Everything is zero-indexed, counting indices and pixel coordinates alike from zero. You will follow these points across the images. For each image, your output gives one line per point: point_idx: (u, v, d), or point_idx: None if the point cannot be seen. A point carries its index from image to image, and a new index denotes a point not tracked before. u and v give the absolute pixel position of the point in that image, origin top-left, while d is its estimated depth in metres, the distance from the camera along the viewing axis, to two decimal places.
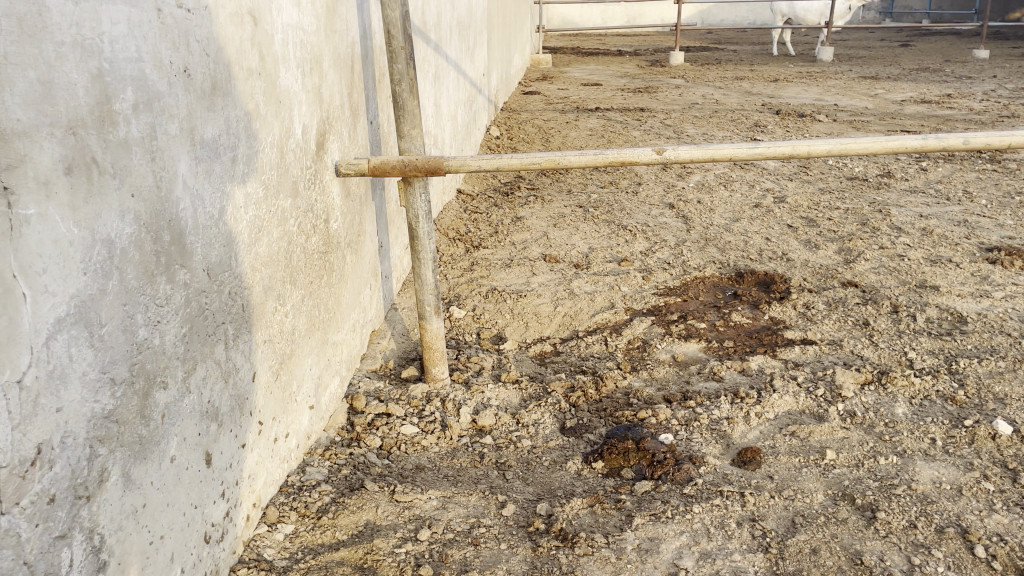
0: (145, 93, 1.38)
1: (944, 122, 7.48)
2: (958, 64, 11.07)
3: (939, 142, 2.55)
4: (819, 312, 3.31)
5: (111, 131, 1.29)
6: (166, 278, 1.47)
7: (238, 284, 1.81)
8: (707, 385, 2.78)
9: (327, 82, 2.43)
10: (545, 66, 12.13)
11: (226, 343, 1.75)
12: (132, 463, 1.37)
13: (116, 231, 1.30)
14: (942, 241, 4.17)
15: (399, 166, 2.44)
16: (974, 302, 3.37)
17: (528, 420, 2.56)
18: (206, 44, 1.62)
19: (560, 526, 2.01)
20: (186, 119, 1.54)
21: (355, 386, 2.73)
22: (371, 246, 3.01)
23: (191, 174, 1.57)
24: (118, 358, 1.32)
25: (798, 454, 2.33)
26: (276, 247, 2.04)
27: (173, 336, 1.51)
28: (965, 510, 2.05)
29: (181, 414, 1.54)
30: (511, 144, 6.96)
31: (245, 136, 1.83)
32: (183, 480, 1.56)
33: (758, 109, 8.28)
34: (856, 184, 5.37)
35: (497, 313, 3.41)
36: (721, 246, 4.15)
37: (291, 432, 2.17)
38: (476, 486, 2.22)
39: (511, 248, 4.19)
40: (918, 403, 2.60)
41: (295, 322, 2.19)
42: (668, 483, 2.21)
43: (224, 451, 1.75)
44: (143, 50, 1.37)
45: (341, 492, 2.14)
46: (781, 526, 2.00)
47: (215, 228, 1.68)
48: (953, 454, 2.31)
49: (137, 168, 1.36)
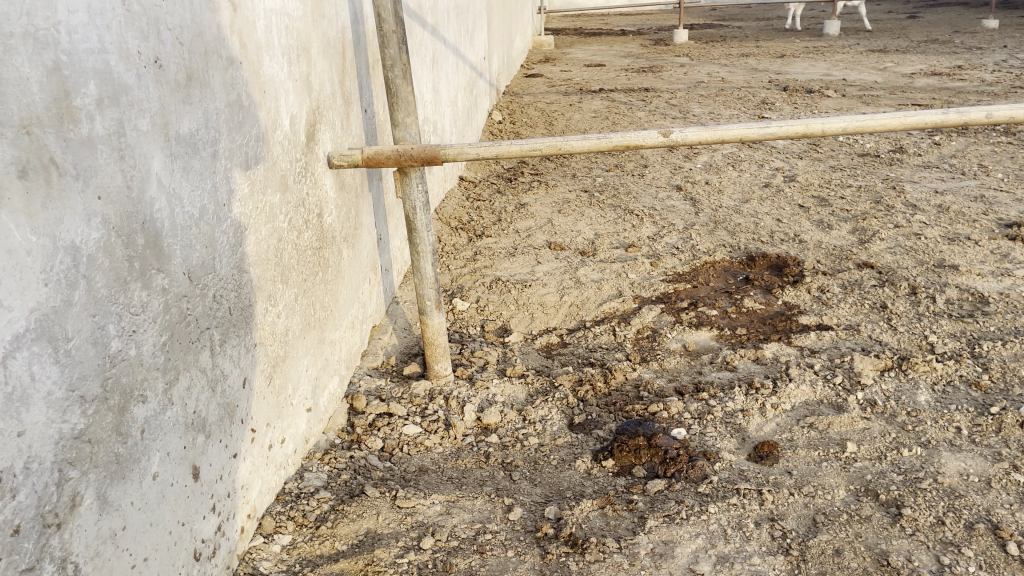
0: (109, 86, 1.27)
1: (957, 94, 7.30)
2: (968, 34, 10.84)
3: (959, 116, 2.39)
4: (835, 296, 3.20)
5: (72, 129, 1.19)
6: (141, 284, 1.38)
7: (224, 286, 1.71)
8: (720, 376, 2.68)
9: (316, 69, 2.32)
10: (547, 48, 11.96)
11: (211, 349, 1.66)
12: (108, 484, 1.28)
13: (82, 236, 1.21)
14: (960, 218, 4.04)
15: (394, 156, 2.34)
16: (996, 282, 3.25)
17: (535, 417, 2.47)
18: (179, 32, 1.51)
19: (569, 531, 1.92)
20: (159, 114, 1.44)
21: (356, 384, 2.65)
22: (369, 238, 2.91)
23: (167, 171, 1.46)
24: (89, 374, 1.23)
25: (817, 447, 2.23)
26: (264, 245, 1.94)
27: (152, 345, 1.41)
28: (995, 504, 1.95)
29: (163, 427, 1.45)
30: (513, 127, 6.84)
31: (226, 129, 1.73)
32: (168, 498, 1.47)
33: (765, 86, 8.12)
34: (868, 161, 5.25)
35: (501, 304, 3.31)
36: (731, 228, 4.04)
37: (288, 436, 2.08)
38: (481, 489, 2.12)
39: (516, 236, 4.08)
40: (941, 390, 2.50)
41: (288, 322, 2.10)
42: (682, 481, 2.11)
43: (212, 463, 1.66)
44: (106, 40, 1.27)
45: (340, 499, 2.05)
46: (802, 526, 1.91)
47: (196, 229, 1.58)
48: (980, 443, 2.21)
49: (103, 167, 1.26)
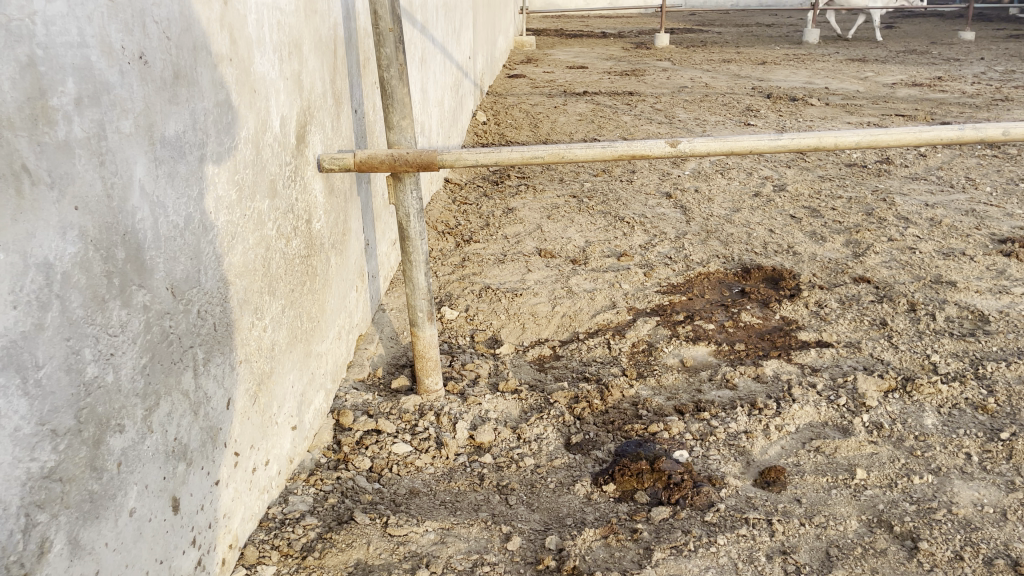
0: (89, 84, 1.15)
1: (939, 105, 7.32)
2: (945, 46, 10.90)
3: (977, 132, 2.31)
4: (833, 311, 3.13)
5: (47, 132, 1.06)
6: (121, 301, 1.25)
7: (209, 300, 1.59)
8: (721, 394, 2.59)
9: (307, 68, 2.20)
10: (528, 48, 11.84)
11: (194, 370, 1.53)
12: (80, 526, 1.16)
13: (56, 252, 1.08)
14: (952, 232, 4.00)
15: (388, 160, 2.22)
16: (994, 300, 3.20)
17: (530, 436, 2.36)
18: (166, 26, 1.39)
19: (572, 564, 1.82)
20: (143, 114, 1.31)
21: (343, 398, 2.52)
22: (356, 243, 2.79)
23: (151, 178, 1.34)
24: (61, 405, 1.11)
25: (825, 473, 2.15)
26: (252, 256, 1.82)
27: (130, 370, 1.28)
28: (1013, 538, 1.88)
29: (142, 459, 1.33)
30: (498, 129, 6.72)
31: (214, 131, 1.60)
32: (146, 535, 1.35)
33: (749, 92, 8.09)
34: (856, 171, 5.20)
35: (491, 314, 3.20)
36: (724, 238, 3.96)
37: (272, 458, 1.96)
38: (477, 515, 2.01)
39: (504, 242, 3.97)
40: (947, 413, 2.43)
41: (275, 335, 1.98)
42: (687, 508, 2.02)
43: (194, 493, 1.53)
44: (88, 32, 1.14)
45: (328, 526, 1.93)
46: (815, 560, 1.82)
47: (180, 240, 1.46)
48: (992, 472, 2.14)
49: (81, 174, 1.14)
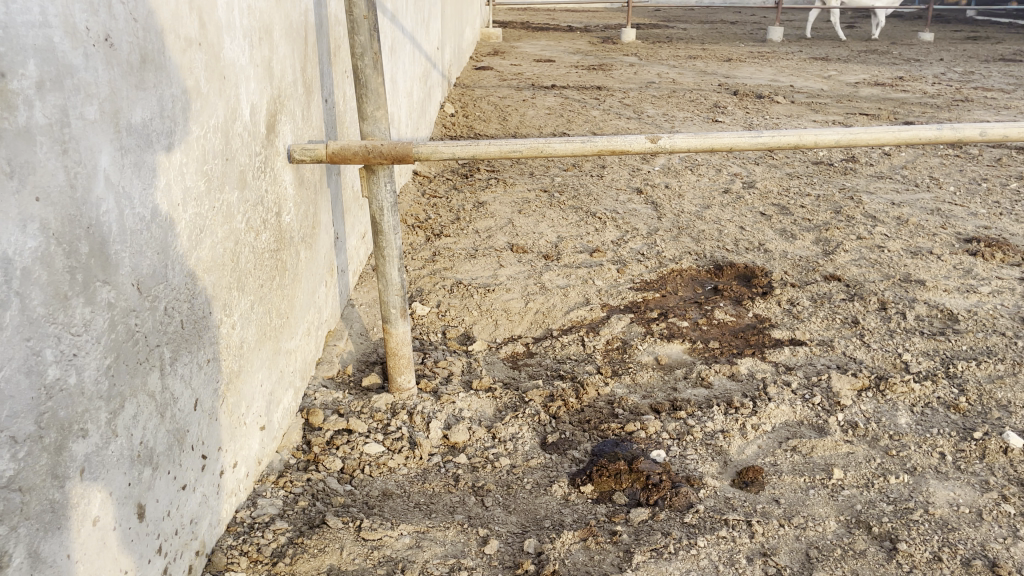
0: (52, 66, 1.07)
1: (901, 104, 7.41)
2: (906, 47, 11.06)
3: (955, 132, 2.30)
4: (805, 309, 3.13)
5: (7, 118, 0.99)
6: (85, 299, 1.18)
7: (177, 296, 1.52)
8: (697, 393, 2.57)
9: (277, 55, 2.12)
10: (495, 41, 11.76)
11: (161, 370, 1.46)
12: (41, 538, 1.09)
13: (16, 246, 1.01)
14: (919, 231, 4.03)
15: (363, 152, 2.15)
16: (962, 299, 3.22)
17: (505, 435, 2.31)
18: (134, 6, 1.31)
19: (552, 568, 1.78)
20: (108, 100, 1.23)
21: (313, 395, 2.45)
22: (326, 237, 2.71)
23: (116, 168, 1.26)
24: (21, 411, 1.04)
25: (803, 473, 2.14)
26: (220, 249, 1.74)
27: (94, 371, 1.21)
28: (989, 538, 1.89)
29: (106, 464, 1.26)
30: (466, 122, 6.66)
31: (182, 119, 1.52)
32: (110, 544, 1.28)
33: (715, 89, 8.12)
34: (823, 169, 5.24)
35: (463, 310, 3.15)
36: (696, 235, 3.95)
37: (240, 460, 1.89)
38: (452, 518, 1.96)
39: (475, 237, 3.92)
40: (920, 412, 2.44)
41: (243, 333, 1.91)
42: (666, 510, 1.99)
43: (160, 498, 1.46)
44: (50, 12, 1.07)
45: (298, 530, 1.87)
46: (795, 562, 1.81)
47: (147, 232, 1.38)
48: (966, 471, 2.15)
49: (43, 163, 1.06)
